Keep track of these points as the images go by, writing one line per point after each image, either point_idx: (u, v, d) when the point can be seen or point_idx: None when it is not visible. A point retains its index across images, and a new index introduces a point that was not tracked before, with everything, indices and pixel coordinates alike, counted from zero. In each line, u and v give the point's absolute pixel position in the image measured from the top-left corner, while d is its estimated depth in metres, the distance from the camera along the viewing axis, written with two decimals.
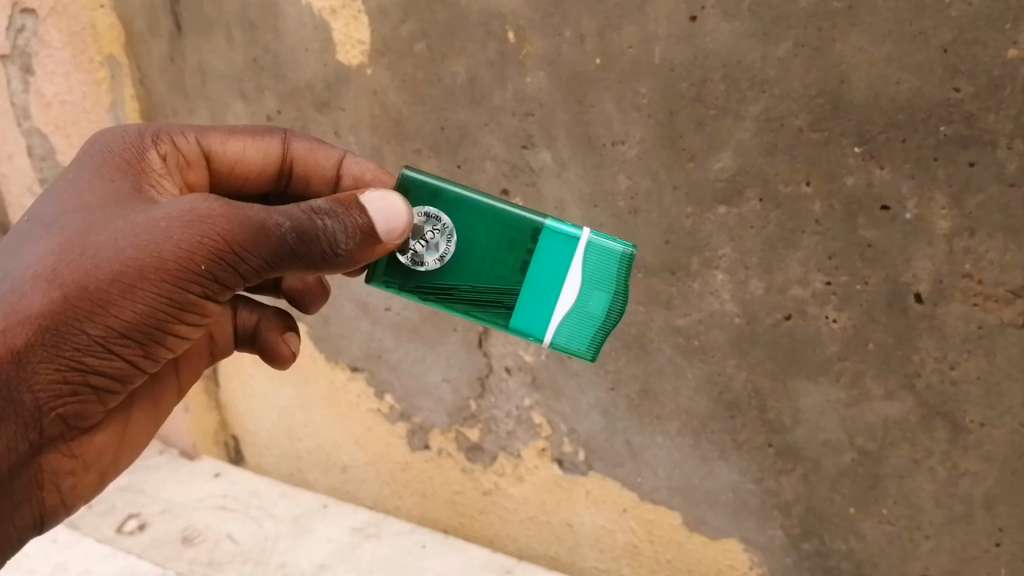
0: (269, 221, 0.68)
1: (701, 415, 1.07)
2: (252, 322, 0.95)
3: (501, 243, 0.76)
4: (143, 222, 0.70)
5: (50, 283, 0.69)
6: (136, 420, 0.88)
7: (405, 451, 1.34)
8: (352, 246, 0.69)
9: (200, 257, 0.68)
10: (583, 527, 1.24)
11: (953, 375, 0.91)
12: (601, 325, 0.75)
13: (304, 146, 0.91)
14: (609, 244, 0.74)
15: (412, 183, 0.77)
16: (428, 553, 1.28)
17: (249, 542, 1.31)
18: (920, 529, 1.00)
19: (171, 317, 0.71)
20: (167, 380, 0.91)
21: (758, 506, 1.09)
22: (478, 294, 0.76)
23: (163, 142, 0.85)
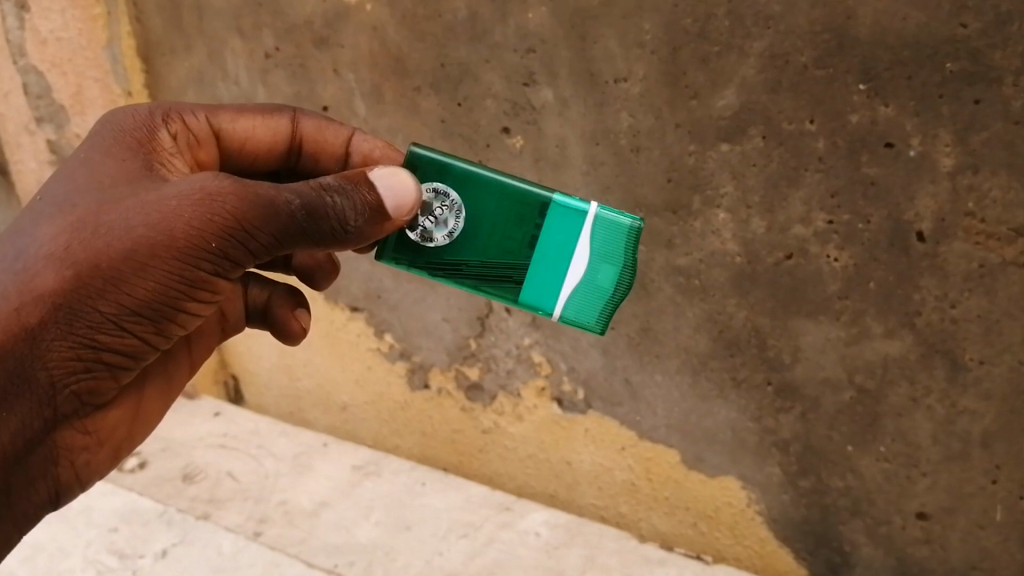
0: (279, 197, 0.67)
1: (700, 353, 1.07)
2: (262, 299, 0.93)
3: (509, 217, 0.74)
4: (153, 199, 0.70)
5: (61, 261, 0.69)
6: (149, 396, 0.88)
7: (405, 390, 1.34)
8: (362, 222, 0.68)
9: (210, 235, 0.68)
10: (583, 465, 1.26)
11: (953, 313, 0.92)
12: (610, 298, 0.74)
13: (313, 123, 0.90)
14: (619, 217, 0.73)
15: (418, 158, 0.75)
16: (429, 491, 1.30)
17: (250, 480, 1.32)
18: (917, 466, 1.01)
19: (183, 294, 0.71)
20: (179, 358, 0.91)
21: (755, 444, 1.10)
22: (487, 269, 0.75)
23: (174, 122, 0.84)
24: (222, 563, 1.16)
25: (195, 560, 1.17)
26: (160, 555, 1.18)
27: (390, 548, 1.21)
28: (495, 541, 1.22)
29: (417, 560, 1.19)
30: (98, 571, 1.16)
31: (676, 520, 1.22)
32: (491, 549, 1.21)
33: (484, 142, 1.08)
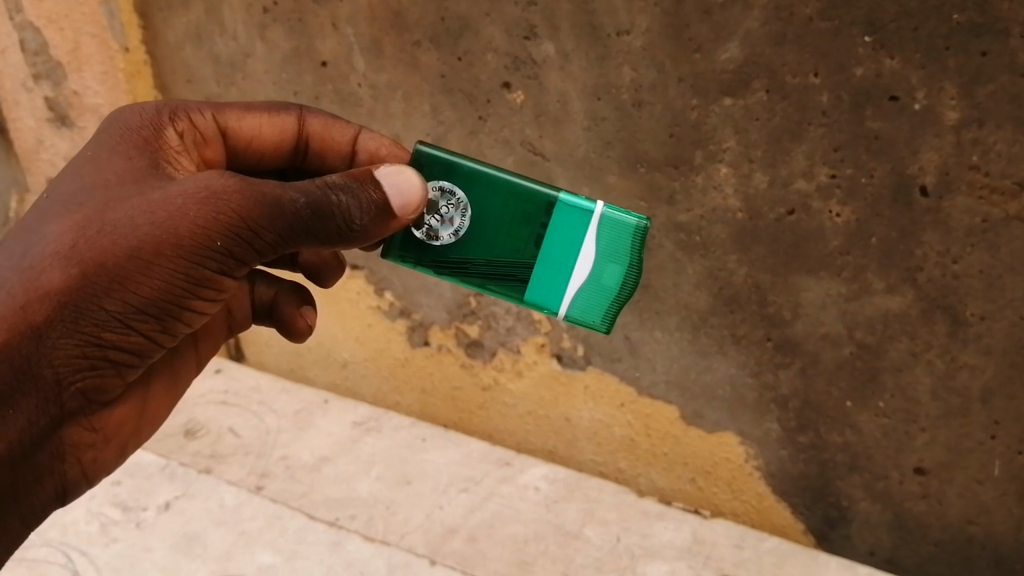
0: (284, 196, 0.68)
1: (700, 310, 1.07)
2: (269, 296, 0.98)
3: (515, 216, 0.76)
4: (158, 198, 0.71)
5: (67, 259, 0.69)
6: (156, 393, 0.91)
7: (405, 347, 1.35)
8: (367, 220, 0.69)
9: (215, 233, 0.69)
10: (582, 421, 1.26)
11: (955, 269, 0.91)
12: (616, 297, 0.75)
13: (319, 120, 0.90)
14: (625, 217, 0.74)
15: (425, 158, 0.77)
16: (430, 447, 1.31)
17: (251, 436, 1.33)
18: (916, 422, 1.02)
19: (188, 292, 0.73)
20: (187, 355, 0.95)
21: (755, 400, 1.11)
22: (493, 267, 0.77)
23: (181, 120, 0.84)
24: (224, 516, 1.17)
25: (197, 512, 1.18)
26: (162, 508, 1.19)
27: (391, 503, 1.22)
28: (495, 495, 1.23)
29: (418, 513, 1.20)
30: (102, 523, 1.16)
31: (675, 475, 1.23)
32: (491, 503, 1.22)
33: (484, 97, 1.07)
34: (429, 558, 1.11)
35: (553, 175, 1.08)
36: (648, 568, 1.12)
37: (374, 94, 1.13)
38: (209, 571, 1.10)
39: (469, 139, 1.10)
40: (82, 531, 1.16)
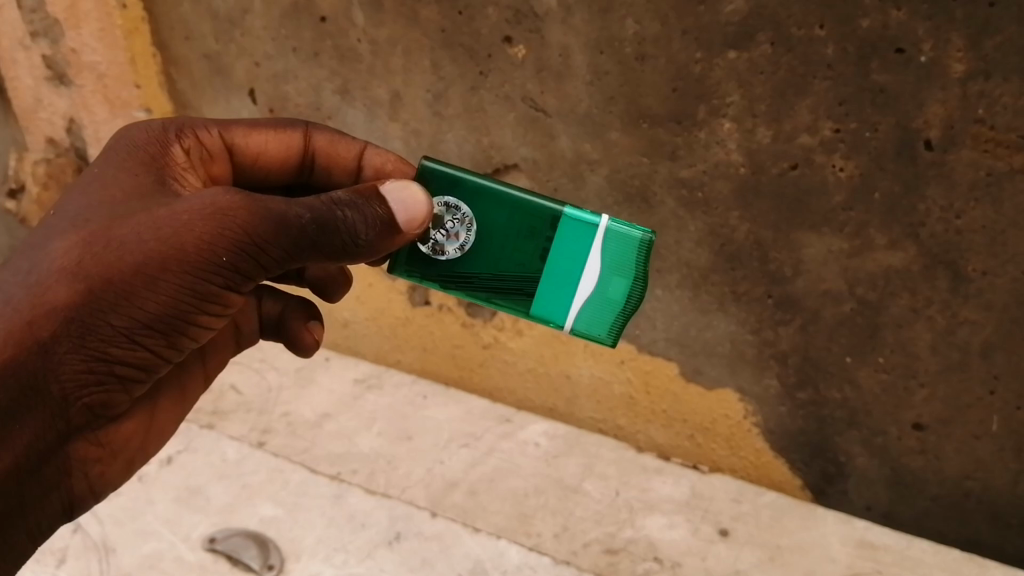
0: (289, 211, 0.67)
1: (701, 267, 1.07)
2: (276, 312, 0.95)
3: (520, 230, 0.75)
4: (163, 214, 0.69)
5: (73, 275, 0.68)
6: (165, 406, 0.89)
7: (405, 305, 1.35)
8: (373, 235, 0.68)
9: (220, 248, 0.68)
10: (581, 378, 1.26)
11: (958, 224, 0.91)
12: (621, 310, 0.74)
13: (325, 137, 0.89)
14: (629, 230, 0.73)
15: (429, 173, 0.76)
16: (431, 404, 1.31)
17: (253, 392, 1.33)
18: (915, 377, 1.03)
19: (193, 308, 0.71)
20: (195, 368, 0.93)
21: (755, 356, 1.11)
22: (499, 281, 0.76)
23: (187, 137, 0.84)
24: (227, 470, 1.18)
25: (199, 466, 1.19)
26: (164, 462, 1.19)
27: (392, 458, 1.23)
28: (495, 450, 1.24)
29: (419, 468, 1.22)
30: None
31: (674, 431, 1.23)
32: (492, 458, 1.23)
33: (485, 52, 1.05)
34: (430, 511, 1.13)
35: (555, 131, 1.07)
36: (647, 521, 1.14)
37: (374, 49, 1.11)
38: (212, 523, 1.11)
39: (470, 94, 1.09)
40: None
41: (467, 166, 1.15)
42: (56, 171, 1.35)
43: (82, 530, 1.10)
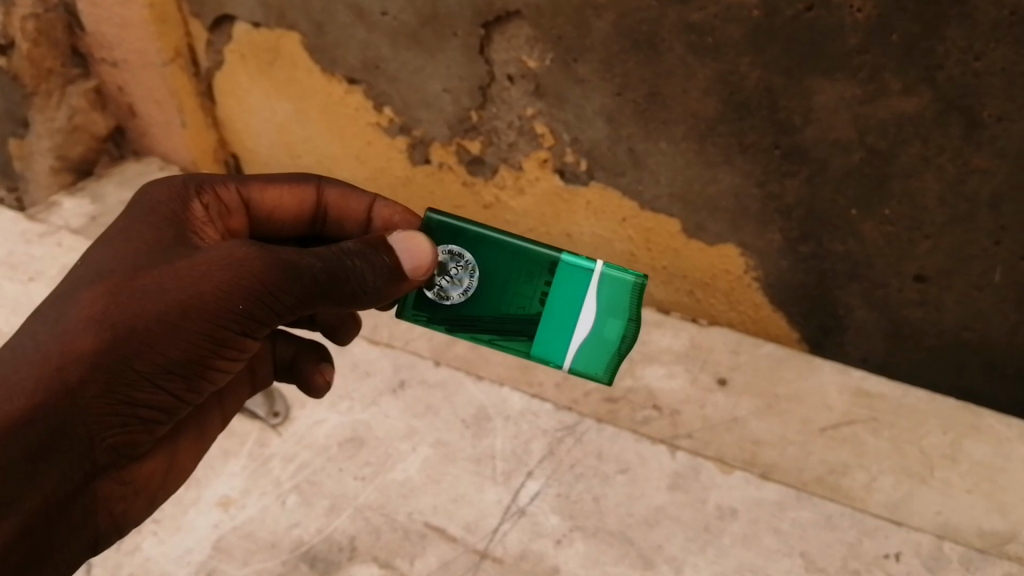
0: (301, 261, 0.69)
1: (708, 118, 1.05)
2: (289, 354, 0.94)
3: (521, 275, 0.76)
4: (184, 265, 0.70)
5: (98, 323, 0.68)
6: (183, 451, 0.86)
7: (405, 166, 1.32)
8: (381, 282, 0.70)
9: (240, 296, 0.68)
10: (582, 238, 1.27)
11: (976, 67, 0.88)
12: (618, 351, 0.77)
13: (337, 190, 0.88)
14: (623, 274, 0.75)
15: (433, 222, 0.77)
16: None
17: None
18: (921, 229, 1.03)
19: (212, 352, 0.72)
20: (212, 411, 0.90)
21: (758, 211, 1.10)
22: (501, 324, 0.78)
23: (205, 193, 0.82)
24: None
25: None
26: None
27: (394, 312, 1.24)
28: None
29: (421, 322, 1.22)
30: None
31: (673, 288, 1.25)
32: None
33: None
34: (433, 359, 1.15)
35: None
36: (647, 371, 1.16)
37: None
38: None
39: None
40: None
41: (467, 13, 1.10)
42: (45, 27, 1.30)
43: None
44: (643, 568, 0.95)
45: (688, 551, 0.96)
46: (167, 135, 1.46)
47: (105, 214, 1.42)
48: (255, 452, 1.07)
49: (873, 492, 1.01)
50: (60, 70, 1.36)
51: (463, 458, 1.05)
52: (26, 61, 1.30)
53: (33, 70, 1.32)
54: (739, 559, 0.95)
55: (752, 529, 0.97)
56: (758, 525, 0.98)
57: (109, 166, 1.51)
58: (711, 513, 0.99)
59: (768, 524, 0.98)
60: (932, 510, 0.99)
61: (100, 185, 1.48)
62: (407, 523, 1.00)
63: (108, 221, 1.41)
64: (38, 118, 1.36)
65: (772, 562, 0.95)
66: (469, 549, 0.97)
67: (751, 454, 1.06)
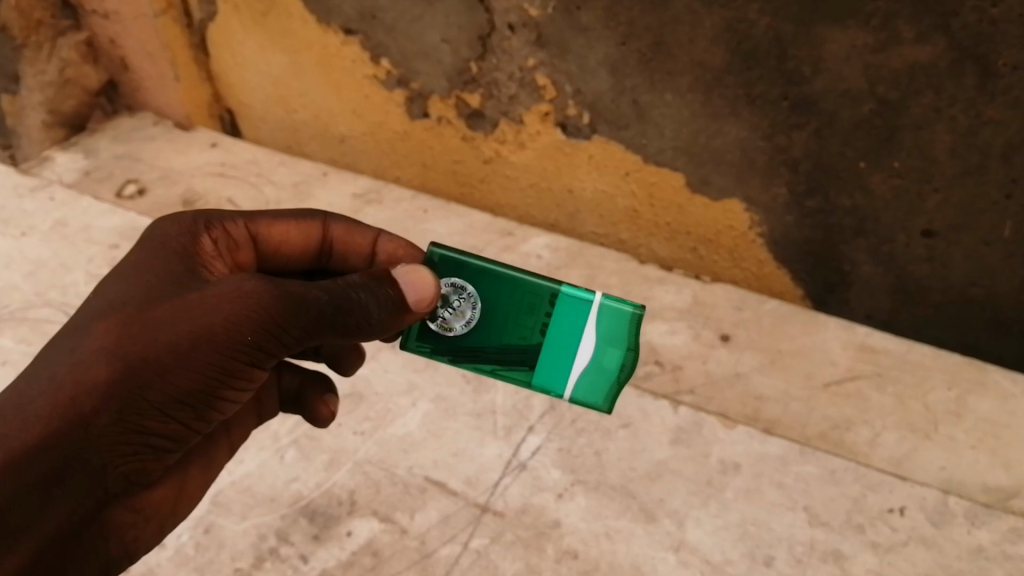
0: (307, 294, 0.69)
1: (715, 68, 1.02)
2: (294, 385, 0.92)
3: (522, 306, 0.76)
4: (194, 297, 0.69)
5: (111, 354, 0.67)
6: (192, 481, 0.84)
7: (404, 120, 1.29)
8: (384, 314, 0.71)
9: (246, 327, 0.68)
10: (584, 194, 1.24)
11: (993, 14, 0.86)
12: (616, 379, 0.77)
13: (344, 225, 0.86)
14: (621, 305, 0.76)
15: (435, 257, 0.77)
16: (432, 218, 1.29)
17: (250, 205, 1.32)
18: (930, 182, 1.01)
19: (223, 383, 0.71)
20: (218, 440, 0.87)
21: (765, 164, 1.08)
22: (503, 355, 0.77)
23: (215, 228, 0.80)
24: None
25: None
26: None
27: None
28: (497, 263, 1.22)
29: None
30: None
31: (676, 245, 1.24)
32: None
33: None
34: None
35: None
36: (648, 328, 1.13)
37: None
38: None
39: None
40: (81, 292, 1.22)
41: None
42: None
43: None
44: (645, 521, 0.95)
45: (691, 505, 0.96)
46: (160, 89, 1.42)
47: (98, 168, 1.39)
48: None
49: (878, 448, 0.99)
50: (51, 22, 1.32)
51: (464, 413, 1.04)
52: (15, 12, 1.26)
53: (22, 21, 1.28)
54: (742, 513, 0.95)
55: (756, 483, 0.97)
56: (761, 480, 0.97)
57: (102, 121, 1.48)
58: (714, 467, 0.98)
59: (771, 478, 0.97)
60: (936, 466, 0.98)
61: (92, 140, 1.44)
62: (407, 478, 0.99)
63: (102, 176, 1.38)
64: (29, 71, 1.33)
65: (776, 516, 0.94)
66: (470, 503, 0.97)
67: (754, 411, 1.03)
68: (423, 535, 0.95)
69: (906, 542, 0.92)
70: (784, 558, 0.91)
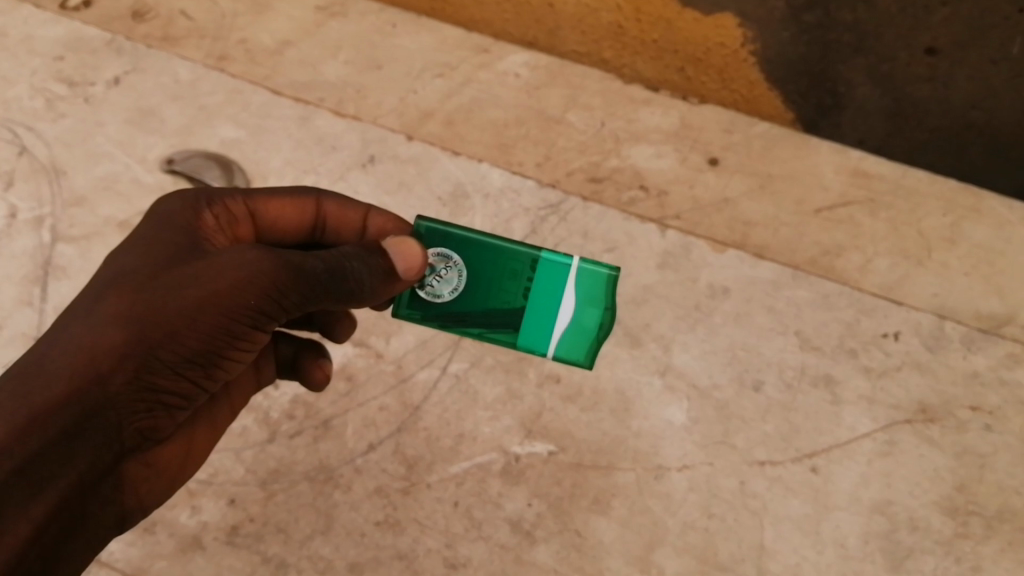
0: (304, 261, 0.63)
1: None
2: (289, 354, 0.83)
3: (503, 272, 0.70)
4: (201, 264, 0.63)
5: (124, 317, 0.61)
6: (199, 435, 0.76)
7: None
8: (377, 283, 0.65)
9: (250, 291, 0.62)
10: (566, 7, 1.16)
11: None
12: (596, 337, 0.71)
13: (338, 200, 0.77)
14: (597, 266, 0.70)
15: (422, 229, 0.71)
16: (401, 33, 1.17)
17: (205, 18, 1.19)
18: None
19: (229, 343, 0.65)
20: (222, 401, 0.79)
21: None
22: (490, 320, 0.71)
23: (216, 204, 0.71)
24: (180, 91, 1.13)
25: (150, 87, 1.13)
26: (112, 83, 1.13)
27: (361, 87, 1.12)
28: (472, 82, 1.12)
29: (391, 97, 1.11)
30: (48, 99, 1.13)
31: (662, 65, 1.13)
32: (469, 90, 1.11)
33: None
34: (404, 134, 1.08)
35: None
36: (632, 151, 1.06)
37: None
38: (170, 145, 1.09)
39: None
40: (26, 107, 1.12)
41: None
42: None
43: (28, 154, 1.09)
44: (630, 346, 0.93)
45: (678, 330, 0.93)
46: None
47: None
48: None
49: (869, 274, 0.97)
50: None
51: None
52: None
53: None
54: (730, 337, 0.93)
55: (746, 308, 0.94)
56: (752, 305, 0.95)
57: None
58: (702, 291, 0.95)
59: (762, 304, 0.95)
60: (929, 293, 0.95)
61: None
62: None
63: None
64: None
65: (766, 340, 0.93)
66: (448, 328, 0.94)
67: (742, 236, 0.99)
68: (399, 360, 0.93)
69: (899, 366, 0.91)
70: (774, 383, 0.91)
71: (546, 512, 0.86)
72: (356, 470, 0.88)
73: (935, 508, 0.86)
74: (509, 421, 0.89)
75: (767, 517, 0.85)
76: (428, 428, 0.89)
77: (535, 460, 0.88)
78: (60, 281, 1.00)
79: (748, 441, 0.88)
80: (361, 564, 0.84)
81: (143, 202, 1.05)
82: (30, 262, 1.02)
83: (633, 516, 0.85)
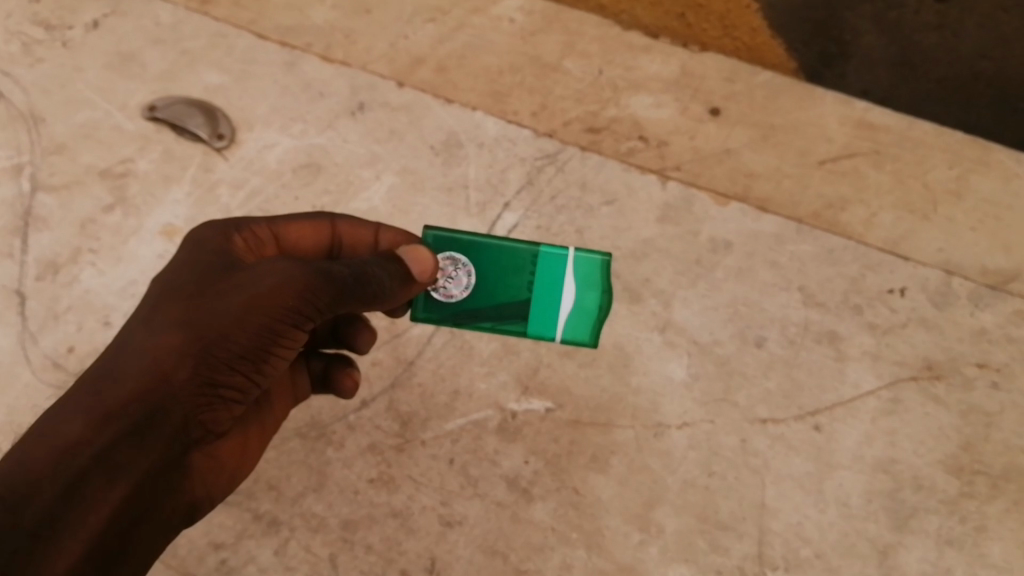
0: (331, 267, 0.64)
1: None
2: (319, 367, 0.82)
3: (507, 268, 0.75)
4: (243, 275, 0.64)
5: (180, 324, 0.62)
6: (251, 438, 0.75)
7: None
8: (395, 285, 0.68)
9: (291, 288, 0.62)
10: None
11: None
12: (597, 317, 0.76)
13: (351, 220, 0.77)
14: (590, 254, 0.76)
15: (430, 237, 0.76)
16: None
17: None
18: None
19: (278, 342, 0.64)
20: (267, 404, 0.78)
21: None
22: (501, 312, 0.75)
23: (244, 230, 0.72)
24: (161, 35, 1.09)
25: (130, 31, 1.09)
26: (91, 27, 1.09)
27: (350, 32, 1.08)
28: (465, 27, 1.08)
29: (381, 43, 1.07)
30: (24, 43, 1.08)
31: (662, 12, 1.10)
32: (461, 35, 1.07)
33: None
34: (396, 81, 1.05)
35: None
36: (631, 101, 1.02)
37: None
38: (151, 92, 1.05)
39: None
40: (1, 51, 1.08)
41: None
42: None
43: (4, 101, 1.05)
44: (629, 301, 0.91)
45: (678, 285, 0.92)
46: None
47: None
48: (200, 178, 1.00)
49: (873, 229, 0.95)
50: None
51: (433, 189, 0.99)
52: None
53: None
54: (731, 293, 0.91)
55: (749, 263, 0.93)
56: (754, 259, 0.93)
57: None
58: (703, 246, 0.93)
59: (764, 258, 0.93)
60: (934, 248, 0.93)
61: None
62: None
63: None
64: None
65: (768, 296, 0.91)
66: None
67: (744, 188, 0.97)
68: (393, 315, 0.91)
69: (905, 323, 0.90)
70: (776, 339, 0.89)
71: (543, 469, 0.85)
72: (348, 427, 0.86)
73: (939, 467, 0.85)
74: (505, 377, 0.88)
75: (768, 476, 0.84)
76: (422, 384, 0.88)
77: (532, 417, 0.86)
78: (41, 232, 0.98)
79: (750, 398, 0.87)
80: (355, 522, 0.83)
81: (125, 150, 1.02)
82: (9, 212, 0.99)
83: (632, 474, 0.84)
